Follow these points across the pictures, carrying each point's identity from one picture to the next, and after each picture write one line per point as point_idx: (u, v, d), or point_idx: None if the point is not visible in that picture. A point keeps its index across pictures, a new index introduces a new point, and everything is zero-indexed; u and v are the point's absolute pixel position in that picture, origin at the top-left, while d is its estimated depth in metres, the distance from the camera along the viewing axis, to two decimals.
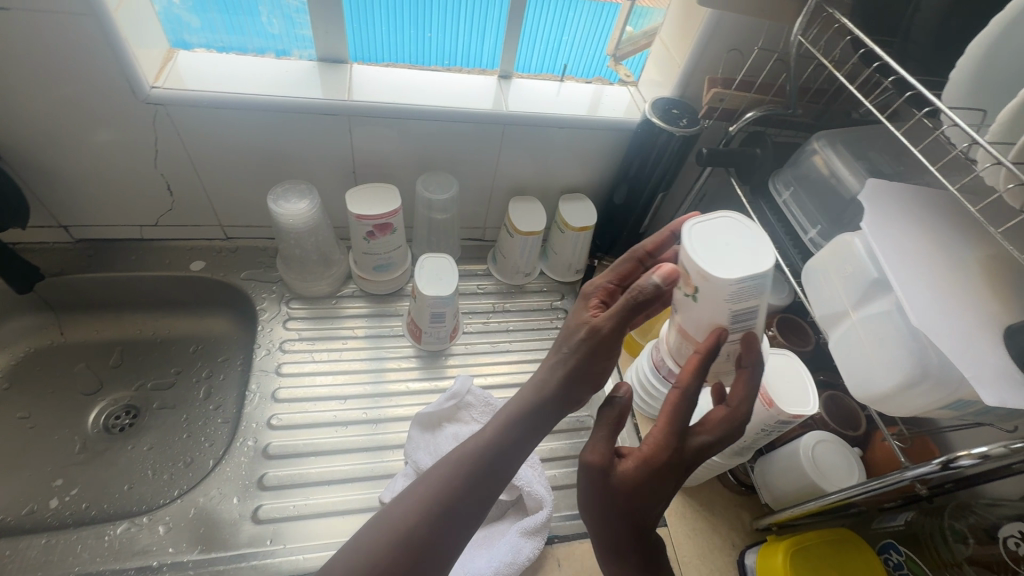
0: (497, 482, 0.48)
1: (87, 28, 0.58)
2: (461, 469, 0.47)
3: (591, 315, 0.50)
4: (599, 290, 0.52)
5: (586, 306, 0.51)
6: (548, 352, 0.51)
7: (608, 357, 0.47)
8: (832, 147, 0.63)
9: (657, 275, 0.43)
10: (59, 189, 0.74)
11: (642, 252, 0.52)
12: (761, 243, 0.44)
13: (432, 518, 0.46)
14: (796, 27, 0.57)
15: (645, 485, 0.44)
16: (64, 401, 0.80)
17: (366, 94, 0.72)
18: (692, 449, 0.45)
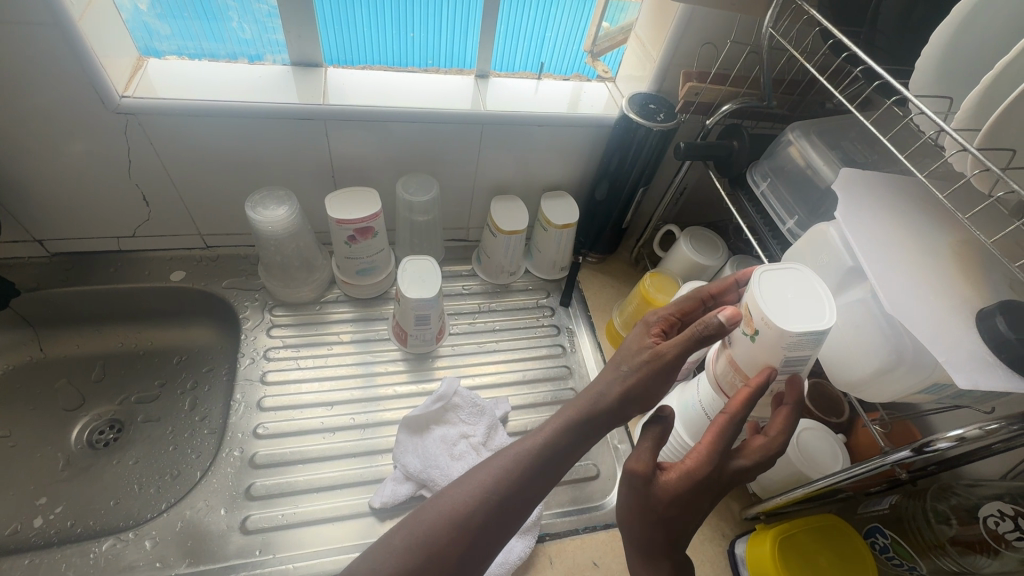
0: (523, 497, 0.49)
1: (52, 39, 0.56)
2: (506, 473, 0.49)
3: (654, 342, 0.51)
4: (659, 318, 0.53)
5: (647, 331, 0.52)
6: (608, 367, 0.53)
7: (667, 382, 0.49)
8: (807, 138, 0.63)
9: (723, 313, 0.46)
10: (31, 203, 0.73)
11: (706, 293, 0.56)
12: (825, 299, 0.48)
13: (477, 519, 0.48)
14: (767, 20, 0.58)
15: (685, 498, 0.46)
16: (46, 417, 0.79)
17: (342, 97, 0.71)
18: (733, 471, 0.47)
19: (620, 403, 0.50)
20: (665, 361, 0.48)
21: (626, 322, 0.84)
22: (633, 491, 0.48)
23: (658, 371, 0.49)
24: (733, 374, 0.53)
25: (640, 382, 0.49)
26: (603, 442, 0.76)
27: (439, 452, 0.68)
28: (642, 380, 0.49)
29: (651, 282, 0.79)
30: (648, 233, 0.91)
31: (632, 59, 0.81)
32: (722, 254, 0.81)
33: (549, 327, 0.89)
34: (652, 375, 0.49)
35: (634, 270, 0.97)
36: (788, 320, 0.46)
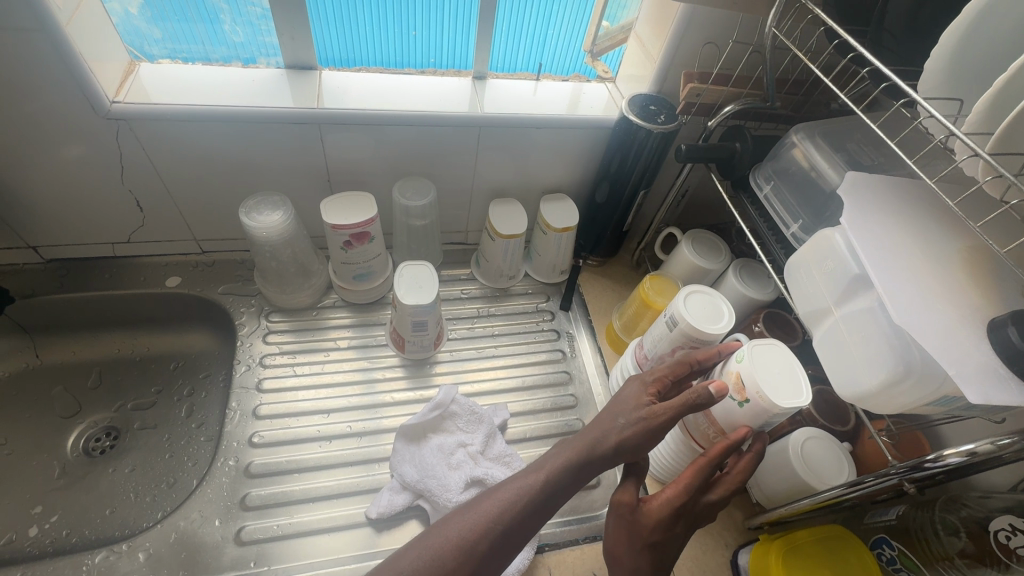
0: (520, 531, 0.49)
1: (39, 44, 0.55)
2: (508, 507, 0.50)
3: (649, 402, 0.55)
4: (656, 379, 0.57)
5: (644, 390, 0.56)
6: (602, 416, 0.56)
7: (656, 440, 0.54)
8: (812, 140, 0.61)
9: (714, 386, 0.52)
10: (23, 209, 0.72)
11: (694, 359, 0.59)
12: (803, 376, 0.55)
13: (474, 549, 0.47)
14: (771, 19, 0.56)
15: (663, 527, 0.52)
16: (41, 425, 0.78)
17: (336, 100, 0.70)
18: (704, 505, 0.53)
19: (614, 452, 0.53)
20: (658, 423, 0.52)
21: (626, 325, 0.82)
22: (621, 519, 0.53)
23: (651, 430, 0.53)
24: (707, 426, 0.58)
25: (635, 436, 0.53)
26: None
27: (436, 462, 0.67)
28: (636, 434, 0.53)
29: (651, 285, 0.78)
30: (649, 236, 0.90)
31: (632, 59, 0.80)
32: (724, 257, 0.80)
33: (549, 332, 0.88)
34: (646, 431, 0.53)
35: (635, 274, 0.95)
36: (778, 398, 0.52)
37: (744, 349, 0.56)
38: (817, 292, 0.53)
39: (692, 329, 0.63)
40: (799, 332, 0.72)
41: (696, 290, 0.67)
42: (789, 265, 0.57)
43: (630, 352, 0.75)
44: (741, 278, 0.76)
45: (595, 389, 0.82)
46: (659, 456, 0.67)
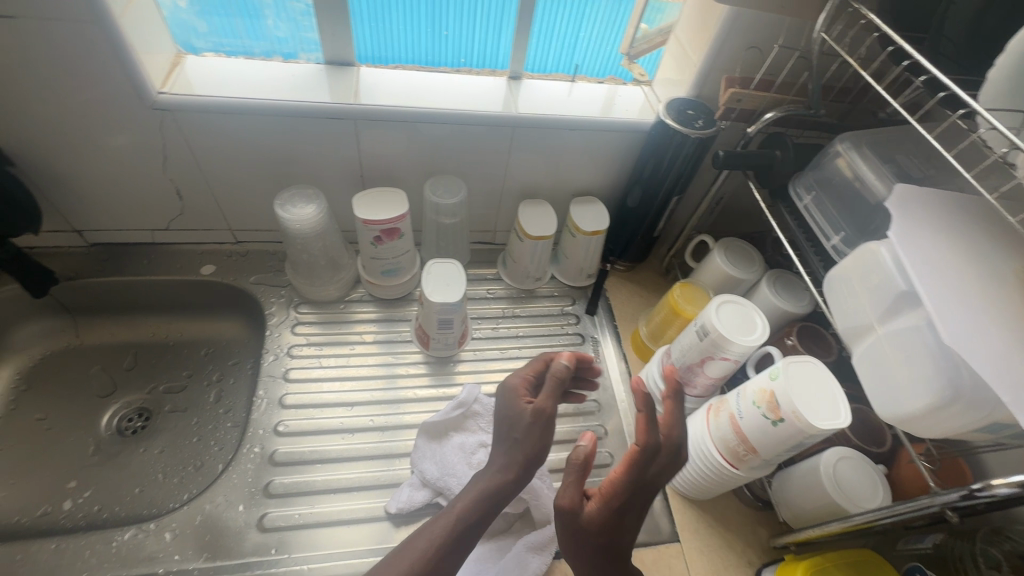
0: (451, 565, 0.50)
1: (93, 35, 0.57)
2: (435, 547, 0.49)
3: (524, 402, 0.59)
4: (521, 382, 0.62)
5: (518, 396, 0.60)
6: (500, 436, 0.59)
7: (548, 432, 0.57)
8: (857, 150, 0.59)
9: (563, 360, 0.62)
10: (72, 194, 0.75)
11: (551, 355, 0.65)
12: (841, 397, 0.53)
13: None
14: (819, 23, 0.54)
15: (609, 524, 0.53)
16: (79, 403, 0.81)
17: (372, 96, 0.71)
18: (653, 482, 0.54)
19: (524, 467, 0.55)
20: (542, 416, 0.57)
21: (654, 333, 0.81)
22: (565, 525, 0.53)
23: (542, 420, 0.57)
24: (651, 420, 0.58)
25: (536, 438, 0.56)
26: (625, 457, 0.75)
27: (456, 461, 0.67)
28: (534, 442, 0.56)
29: (681, 293, 0.76)
30: (680, 243, 0.88)
31: (671, 62, 0.78)
32: (758, 268, 0.78)
33: (574, 336, 0.87)
34: (540, 422, 0.57)
35: (664, 280, 0.94)
36: (814, 419, 0.50)
37: (780, 366, 0.54)
38: (859, 308, 0.51)
39: (723, 339, 0.62)
40: (835, 348, 0.70)
41: (729, 300, 0.65)
42: (829, 278, 0.55)
43: (657, 359, 0.74)
44: (775, 289, 0.74)
45: (618, 396, 0.81)
46: (684, 467, 0.67)
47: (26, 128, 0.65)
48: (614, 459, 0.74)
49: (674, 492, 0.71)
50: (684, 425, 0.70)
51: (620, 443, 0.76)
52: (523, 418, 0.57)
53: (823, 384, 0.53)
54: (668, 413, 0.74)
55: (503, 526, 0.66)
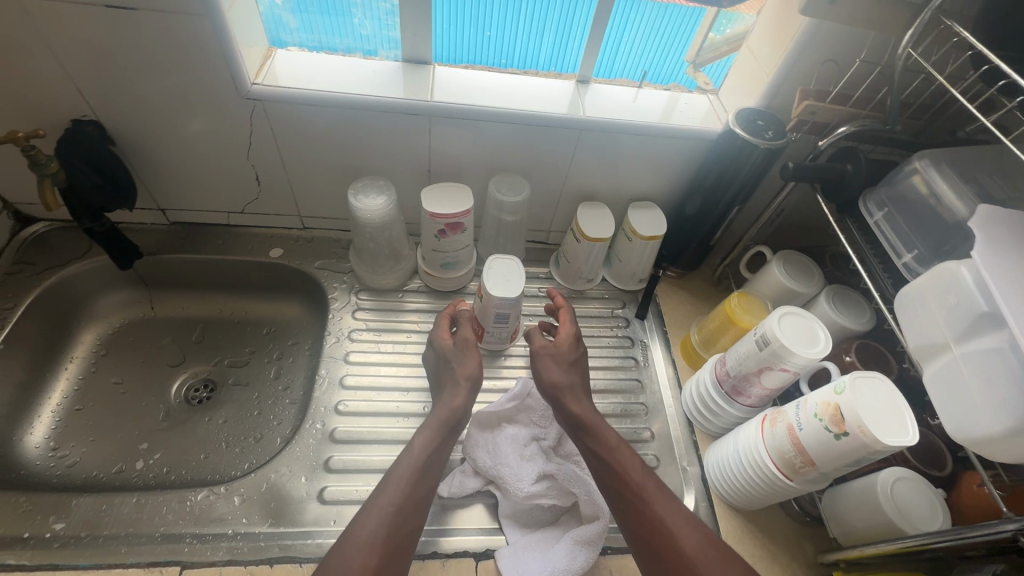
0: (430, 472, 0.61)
1: (202, 27, 0.62)
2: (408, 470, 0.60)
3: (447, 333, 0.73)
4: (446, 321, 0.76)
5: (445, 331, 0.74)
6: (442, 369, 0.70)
7: (475, 352, 0.70)
8: (936, 167, 0.59)
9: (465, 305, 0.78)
10: (162, 175, 0.80)
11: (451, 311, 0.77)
12: (907, 413, 0.52)
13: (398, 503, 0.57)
14: (907, 39, 0.54)
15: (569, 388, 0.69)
16: (151, 370, 0.87)
17: (447, 95, 0.74)
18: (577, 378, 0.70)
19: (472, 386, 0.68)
20: (464, 343, 0.71)
21: (706, 340, 0.81)
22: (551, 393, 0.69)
23: (473, 343, 0.71)
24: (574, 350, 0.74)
25: (478, 358, 0.70)
26: (671, 462, 0.75)
27: (508, 451, 0.68)
28: (459, 358, 0.70)
29: (737, 302, 0.77)
30: (736, 253, 0.88)
31: (740, 72, 0.78)
32: (817, 282, 0.77)
33: (623, 338, 0.88)
34: (471, 346, 0.71)
35: (715, 289, 0.94)
36: (881, 434, 0.50)
37: (846, 380, 0.54)
38: (934, 327, 0.51)
39: (783, 350, 0.62)
40: (896, 367, 0.69)
41: (790, 311, 0.65)
42: (901, 295, 0.55)
43: (710, 366, 0.75)
44: (834, 304, 0.73)
45: (666, 401, 0.81)
46: (734, 475, 0.68)
47: (131, 111, 0.70)
48: (659, 463, 0.75)
49: (720, 500, 0.71)
50: (733, 433, 0.70)
51: (666, 447, 0.77)
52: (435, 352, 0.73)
53: (890, 400, 0.53)
54: (718, 421, 0.74)
55: (550, 518, 0.67)
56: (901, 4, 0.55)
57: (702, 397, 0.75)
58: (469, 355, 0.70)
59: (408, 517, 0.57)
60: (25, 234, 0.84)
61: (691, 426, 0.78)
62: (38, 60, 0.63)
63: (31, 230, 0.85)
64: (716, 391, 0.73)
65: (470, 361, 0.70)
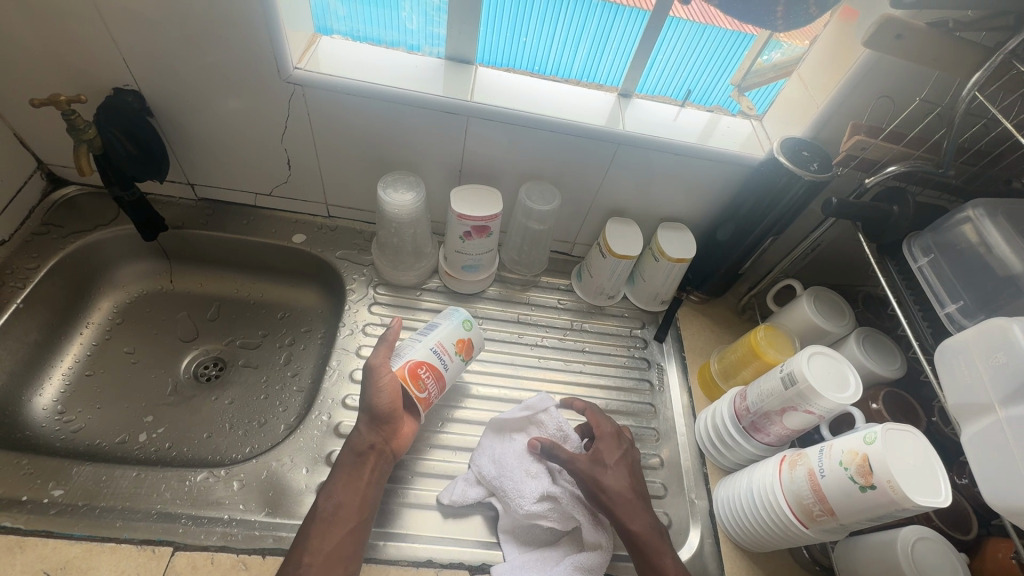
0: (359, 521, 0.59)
1: (252, 7, 0.62)
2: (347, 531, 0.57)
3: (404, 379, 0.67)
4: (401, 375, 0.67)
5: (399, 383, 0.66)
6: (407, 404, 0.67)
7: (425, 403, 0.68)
8: (991, 218, 0.56)
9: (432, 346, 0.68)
10: (195, 151, 0.80)
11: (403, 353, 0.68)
12: (938, 469, 0.50)
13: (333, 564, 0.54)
14: (974, 82, 0.52)
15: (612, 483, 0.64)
16: (165, 343, 0.86)
17: (487, 96, 0.72)
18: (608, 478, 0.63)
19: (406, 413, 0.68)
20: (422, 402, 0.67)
21: (725, 371, 0.79)
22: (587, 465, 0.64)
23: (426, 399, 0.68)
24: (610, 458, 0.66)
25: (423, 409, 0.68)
26: (679, 492, 0.73)
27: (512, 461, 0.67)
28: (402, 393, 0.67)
29: (764, 336, 0.74)
30: (764, 284, 0.86)
31: (791, 101, 0.75)
32: (848, 322, 0.74)
33: (639, 360, 0.86)
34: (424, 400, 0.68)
35: (738, 319, 0.91)
36: (912, 492, 0.48)
37: (877, 431, 0.52)
38: (979, 386, 0.48)
39: (811, 391, 0.60)
40: (924, 420, 0.66)
41: (820, 351, 0.63)
42: (944, 346, 0.53)
43: (728, 398, 0.73)
44: (864, 348, 0.71)
45: (678, 429, 0.79)
46: (745, 516, 0.65)
47: (171, 84, 0.71)
48: (667, 492, 0.73)
49: (726, 537, 0.69)
50: (747, 470, 0.67)
51: (675, 476, 0.74)
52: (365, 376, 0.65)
53: (921, 455, 0.51)
54: (731, 456, 0.72)
55: (551, 539, 0.65)
56: (972, 44, 0.53)
57: (716, 428, 0.73)
58: (387, 381, 0.64)
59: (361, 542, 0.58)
60: (57, 196, 0.85)
61: (702, 458, 0.76)
62: (88, 25, 0.63)
63: (62, 193, 0.85)
64: (734, 425, 0.70)
65: (383, 393, 0.63)
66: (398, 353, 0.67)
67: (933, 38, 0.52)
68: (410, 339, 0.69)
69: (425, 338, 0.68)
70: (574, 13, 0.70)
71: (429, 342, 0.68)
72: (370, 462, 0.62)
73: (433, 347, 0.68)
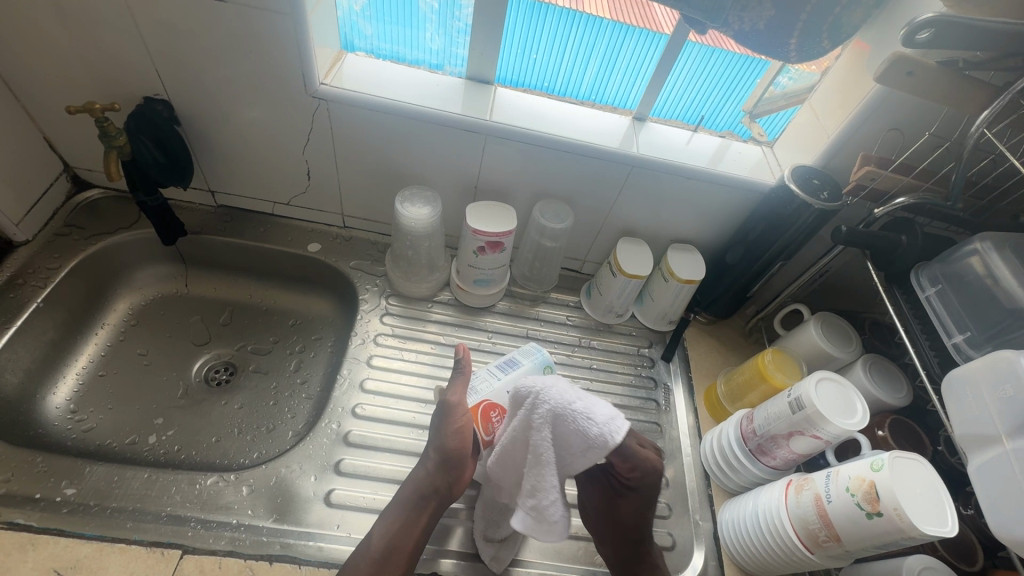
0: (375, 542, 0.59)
1: (285, 25, 0.64)
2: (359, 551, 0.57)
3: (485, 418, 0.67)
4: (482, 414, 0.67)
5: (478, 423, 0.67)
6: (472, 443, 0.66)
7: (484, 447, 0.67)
8: (998, 252, 0.57)
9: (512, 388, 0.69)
10: (218, 160, 0.82)
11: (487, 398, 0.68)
12: (944, 498, 0.51)
13: None
14: (983, 119, 0.53)
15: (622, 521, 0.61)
16: (177, 346, 0.88)
17: (505, 116, 0.75)
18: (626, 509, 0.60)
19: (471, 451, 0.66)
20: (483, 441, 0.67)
21: (733, 393, 0.79)
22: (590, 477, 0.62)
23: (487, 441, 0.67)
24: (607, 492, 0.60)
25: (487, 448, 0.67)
26: (684, 513, 0.73)
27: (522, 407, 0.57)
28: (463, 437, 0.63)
29: (771, 359, 0.75)
30: (771, 307, 0.87)
31: (801, 128, 0.77)
32: (855, 349, 0.75)
33: (646, 379, 0.87)
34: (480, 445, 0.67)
35: (745, 341, 0.92)
36: (920, 522, 0.49)
37: (884, 459, 0.52)
38: (985, 417, 0.49)
39: (818, 417, 0.60)
40: (930, 450, 0.66)
41: (828, 377, 0.64)
42: (952, 376, 0.53)
43: (734, 420, 0.73)
44: (871, 375, 0.71)
45: (684, 450, 0.79)
46: (749, 542, 0.65)
47: (199, 95, 0.73)
48: (671, 512, 0.73)
49: (730, 561, 0.69)
50: (752, 494, 0.67)
51: (679, 496, 0.74)
52: (439, 410, 0.64)
53: (928, 484, 0.51)
54: (737, 479, 0.72)
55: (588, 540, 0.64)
56: (980, 83, 0.55)
57: (723, 451, 0.73)
58: (456, 419, 0.63)
59: (372, 559, 0.57)
60: (80, 199, 0.87)
61: (708, 480, 0.76)
62: (124, 35, 0.66)
63: (86, 196, 0.87)
64: (740, 448, 0.71)
65: (448, 435, 0.62)
66: (474, 388, 0.69)
67: (942, 76, 0.54)
68: (490, 374, 0.71)
69: (504, 379, 0.70)
70: (585, 34, 0.72)
71: (506, 383, 0.70)
72: (431, 503, 0.62)
73: (508, 388, 0.70)
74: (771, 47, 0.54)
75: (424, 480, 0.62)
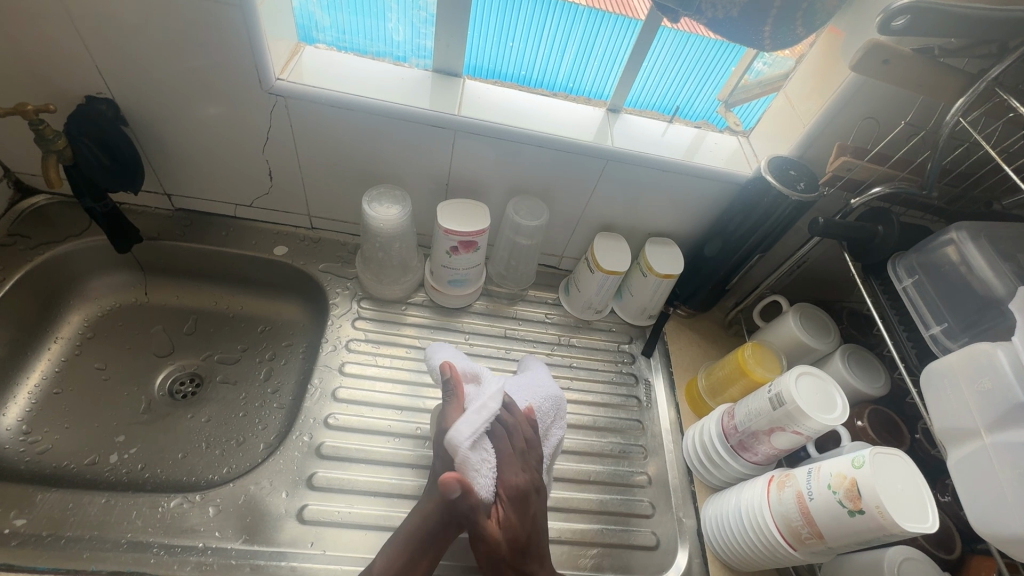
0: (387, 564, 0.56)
1: (233, 17, 0.60)
2: None
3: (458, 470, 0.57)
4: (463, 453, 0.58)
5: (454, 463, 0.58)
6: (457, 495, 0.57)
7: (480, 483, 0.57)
8: (974, 240, 0.56)
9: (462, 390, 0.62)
10: (172, 162, 0.78)
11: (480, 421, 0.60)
12: (925, 493, 0.51)
13: None
14: (957, 107, 0.52)
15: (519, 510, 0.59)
16: (138, 358, 0.83)
17: (475, 110, 0.72)
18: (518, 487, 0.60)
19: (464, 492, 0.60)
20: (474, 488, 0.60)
21: (712, 387, 0.79)
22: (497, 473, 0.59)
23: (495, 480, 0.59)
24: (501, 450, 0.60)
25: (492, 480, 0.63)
26: (667, 511, 0.72)
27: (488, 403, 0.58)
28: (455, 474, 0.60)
29: (751, 353, 0.74)
30: (751, 299, 0.86)
31: (778, 119, 0.76)
32: (833, 339, 0.75)
33: (627, 375, 0.85)
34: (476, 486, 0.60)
35: (725, 334, 0.92)
36: (901, 519, 0.48)
37: (865, 454, 0.52)
38: (965, 411, 0.49)
39: (799, 412, 0.60)
40: (908, 440, 0.66)
41: (808, 371, 0.63)
42: (930, 369, 0.53)
43: (716, 416, 0.73)
44: (849, 365, 0.71)
45: (666, 446, 0.78)
46: (732, 540, 0.65)
47: (147, 92, 0.68)
48: (654, 511, 0.72)
49: (714, 556, 0.69)
50: (735, 490, 0.67)
51: (663, 494, 0.74)
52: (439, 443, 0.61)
53: (908, 479, 0.51)
54: (718, 474, 0.71)
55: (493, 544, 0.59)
56: (956, 71, 0.54)
57: (705, 448, 0.73)
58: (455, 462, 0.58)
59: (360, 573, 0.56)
60: (24, 206, 0.81)
61: (690, 475, 0.75)
62: (59, 31, 0.61)
63: (30, 202, 0.82)
64: (722, 444, 0.70)
65: (456, 468, 0.59)
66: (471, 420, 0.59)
67: (918, 63, 0.53)
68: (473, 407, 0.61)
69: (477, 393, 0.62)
70: (562, 23, 0.70)
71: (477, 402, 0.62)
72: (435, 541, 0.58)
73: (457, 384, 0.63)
74: (745, 35, 0.51)
75: (430, 516, 0.58)
